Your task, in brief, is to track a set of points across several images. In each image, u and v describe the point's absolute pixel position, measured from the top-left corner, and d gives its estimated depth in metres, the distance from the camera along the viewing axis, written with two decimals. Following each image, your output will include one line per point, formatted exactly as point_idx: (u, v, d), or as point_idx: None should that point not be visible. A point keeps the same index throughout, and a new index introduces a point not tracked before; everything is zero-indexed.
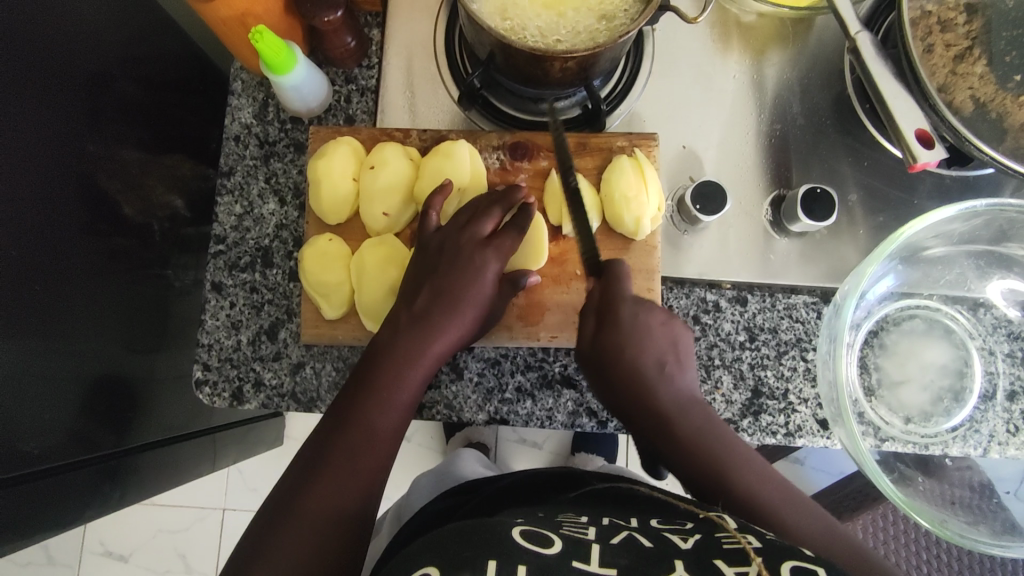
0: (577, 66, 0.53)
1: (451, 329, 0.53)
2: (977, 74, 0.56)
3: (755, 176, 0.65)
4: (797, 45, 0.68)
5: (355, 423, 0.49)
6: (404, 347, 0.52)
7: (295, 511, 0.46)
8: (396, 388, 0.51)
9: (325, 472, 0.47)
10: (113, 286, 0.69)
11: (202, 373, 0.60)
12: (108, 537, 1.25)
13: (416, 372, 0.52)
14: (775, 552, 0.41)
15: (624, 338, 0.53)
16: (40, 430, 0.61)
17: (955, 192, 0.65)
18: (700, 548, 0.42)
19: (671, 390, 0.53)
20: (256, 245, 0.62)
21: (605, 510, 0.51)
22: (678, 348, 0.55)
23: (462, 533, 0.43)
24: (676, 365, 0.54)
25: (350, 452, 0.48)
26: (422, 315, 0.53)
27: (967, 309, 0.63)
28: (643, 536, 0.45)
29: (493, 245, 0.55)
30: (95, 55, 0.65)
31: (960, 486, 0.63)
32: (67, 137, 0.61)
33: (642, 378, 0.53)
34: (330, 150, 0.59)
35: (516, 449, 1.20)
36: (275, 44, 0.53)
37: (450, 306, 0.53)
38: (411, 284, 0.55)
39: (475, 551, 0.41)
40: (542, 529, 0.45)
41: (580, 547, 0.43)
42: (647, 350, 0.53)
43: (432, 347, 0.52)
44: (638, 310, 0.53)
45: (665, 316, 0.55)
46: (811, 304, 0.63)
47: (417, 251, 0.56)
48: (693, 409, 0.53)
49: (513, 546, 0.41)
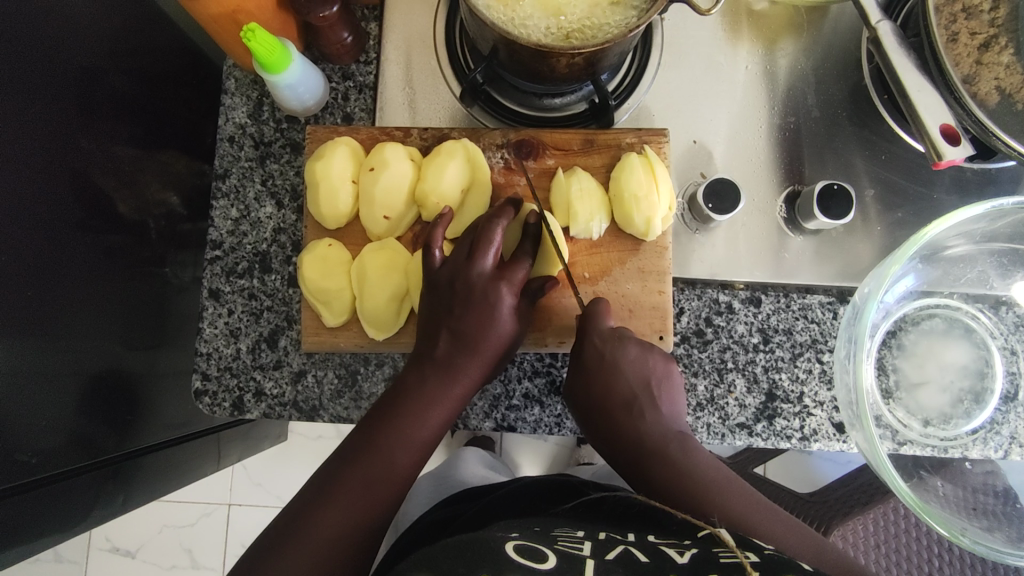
0: (585, 61, 0.51)
1: (473, 374, 0.51)
2: (1003, 64, 0.53)
3: (768, 172, 0.63)
4: (812, 33, 0.65)
5: (373, 460, 0.48)
6: (425, 393, 0.50)
7: (289, 547, 0.45)
8: (415, 429, 0.50)
9: (335, 506, 0.46)
10: (110, 289, 0.67)
11: (201, 384, 0.59)
12: (115, 533, 1.24)
13: (435, 416, 0.50)
14: (773, 567, 0.40)
15: (594, 378, 0.54)
16: (37, 439, 0.59)
17: (974, 186, 0.63)
18: (697, 563, 0.41)
19: (648, 425, 0.53)
20: (254, 250, 0.60)
21: (599, 522, 0.49)
22: (653, 383, 0.54)
23: (455, 549, 0.41)
24: (648, 400, 0.54)
25: (364, 484, 0.48)
26: (445, 361, 0.51)
27: (988, 308, 0.61)
28: (640, 551, 0.43)
29: (505, 277, 0.52)
30: (85, 48, 0.62)
31: (983, 492, 0.61)
32: (58, 134, 0.59)
33: (612, 417, 0.54)
34: (329, 151, 0.57)
35: (522, 442, 1.19)
36: (268, 42, 0.51)
37: (470, 351, 0.51)
38: (429, 325, 0.52)
39: (468, 567, 0.39)
40: (537, 545, 0.44)
41: (575, 562, 0.42)
42: (619, 385, 0.54)
43: (452, 391, 0.51)
44: (611, 347, 0.54)
45: (640, 348, 0.54)
46: (828, 304, 0.61)
47: (425, 287, 0.53)
48: (673, 444, 0.53)
49: (505, 560, 0.40)
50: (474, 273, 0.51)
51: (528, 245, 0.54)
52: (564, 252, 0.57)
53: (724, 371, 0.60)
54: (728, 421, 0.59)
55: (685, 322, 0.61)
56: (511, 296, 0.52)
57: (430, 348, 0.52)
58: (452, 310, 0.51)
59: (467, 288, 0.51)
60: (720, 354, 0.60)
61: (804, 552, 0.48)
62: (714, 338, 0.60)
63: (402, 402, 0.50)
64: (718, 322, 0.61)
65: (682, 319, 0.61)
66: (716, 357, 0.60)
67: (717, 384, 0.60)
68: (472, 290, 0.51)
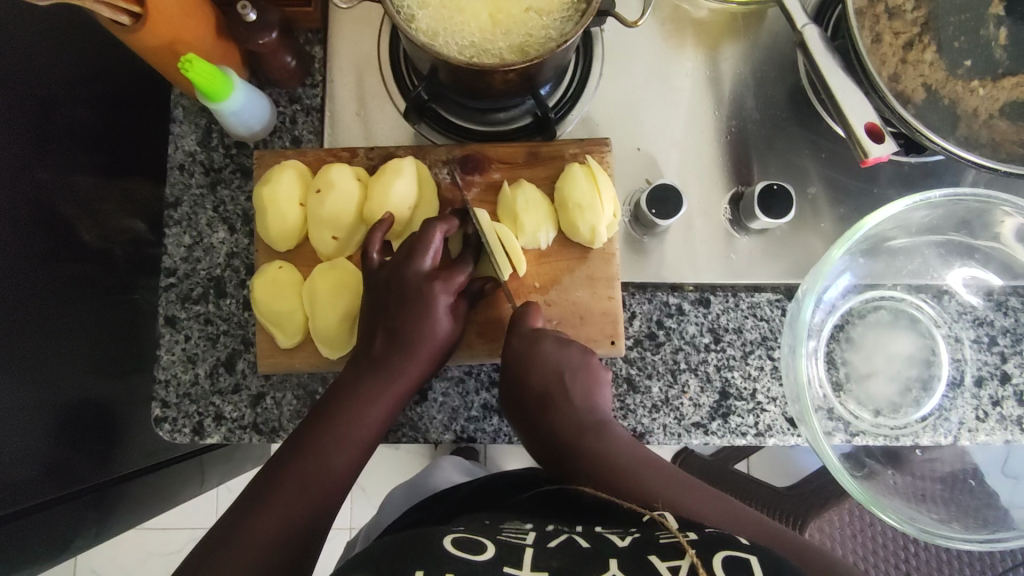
0: (519, 77, 0.52)
1: (410, 374, 0.53)
2: (927, 61, 0.55)
3: (715, 174, 0.64)
4: (750, 37, 0.67)
5: (309, 461, 0.50)
6: (362, 393, 0.52)
7: (233, 545, 0.46)
8: (354, 427, 0.51)
9: (272, 508, 0.48)
10: (77, 319, 0.68)
11: (160, 411, 0.59)
12: (102, 563, 1.23)
13: (376, 411, 0.52)
14: (710, 543, 0.41)
15: (513, 373, 0.55)
16: (8, 472, 0.58)
17: (916, 179, 0.64)
18: (636, 546, 0.42)
19: (563, 416, 0.55)
20: (208, 275, 0.61)
21: (550, 516, 0.51)
22: (567, 375, 0.55)
23: (395, 545, 0.43)
24: (563, 394, 0.55)
25: (301, 484, 0.49)
26: (379, 359, 0.53)
27: (931, 298, 0.62)
28: (582, 538, 0.45)
29: (441, 278, 0.53)
30: (39, 81, 0.63)
31: (931, 479, 0.62)
32: (16, 167, 0.60)
33: (530, 410, 0.56)
34: (275, 175, 0.57)
35: (505, 449, 1.19)
36: (207, 72, 0.51)
37: (406, 351, 0.52)
38: (368, 324, 0.54)
39: (405, 562, 0.41)
40: (478, 536, 0.45)
41: (514, 551, 0.43)
42: (533, 379, 0.55)
43: (392, 389, 0.52)
44: (528, 346, 0.54)
45: (556, 341, 0.55)
46: (776, 301, 0.62)
47: (365, 291, 0.54)
48: (592, 433, 0.54)
49: (444, 552, 0.42)
50: (410, 273, 0.53)
51: (469, 253, 0.56)
52: (519, 266, 0.57)
53: (678, 372, 0.61)
54: (684, 421, 0.60)
55: (638, 326, 0.62)
56: (448, 297, 0.53)
57: (367, 346, 0.53)
58: (389, 310, 0.53)
59: (404, 286, 0.52)
60: (673, 355, 0.61)
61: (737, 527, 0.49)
62: (666, 339, 0.61)
63: (344, 398, 0.52)
64: (668, 324, 0.62)
65: (634, 323, 0.62)
66: (669, 358, 0.61)
67: (671, 385, 0.61)
68: (404, 291, 0.52)
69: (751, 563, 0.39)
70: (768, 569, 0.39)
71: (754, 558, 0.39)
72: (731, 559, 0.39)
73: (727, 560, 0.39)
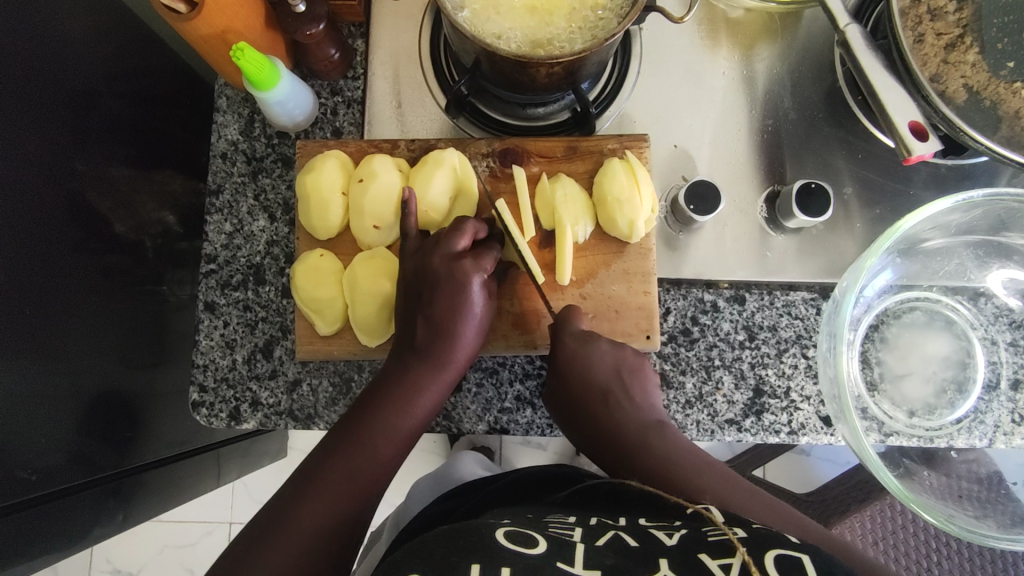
0: (564, 70, 0.52)
1: (455, 360, 0.53)
2: (969, 62, 0.55)
3: (750, 173, 0.64)
4: (787, 39, 0.67)
5: (359, 449, 0.50)
6: (407, 381, 0.53)
7: (284, 531, 0.46)
8: (397, 416, 0.52)
9: (319, 493, 0.48)
10: (110, 306, 0.68)
11: (198, 395, 0.60)
12: (116, 554, 1.24)
13: (423, 399, 0.52)
14: (760, 542, 0.41)
15: (566, 373, 0.55)
16: (38, 456, 0.59)
17: (951, 181, 0.64)
18: (685, 544, 0.42)
19: (624, 414, 0.55)
20: (248, 263, 0.62)
21: (593, 512, 0.50)
22: (631, 376, 0.56)
23: (448, 538, 0.42)
24: (623, 390, 0.55)
25: (346, 472, 0.49)
26: (423, 348, 0.53)
27: (967, 300, 0.62)
28: (630, 535, 0.44)
29: (470, 258, 0.54)
30: (82, 72, 0.64)
31: (968, 479, 0.62)
32: (58, 156, 0.60)
33: (589, 409, 0.55)
34: (318, 164, 0.58)
35: (520, 450, 1.20)
36: (257, 60, 0.52)
37: (446, 336, 0.53)
38: (406, 316, 0.54)
39: (460, 556, 0.41)
40: (527, 530, 0.45)
41: (565, 546, 0.43)
42: (591, 378, 0.55)
43: (439, 376, 0.53)
44: (581, 346, 0.56)
45: (611, 343, 0.56)
46: (811, 300, 0.62)
47: (404, 282, 0.55)
48: (652, 433, 0.54)
49: (496, 548, 0.42)
50: (437, 256, 0.53)
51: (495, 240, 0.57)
52: (566, 269, 0.58)
53: (712, 368, 0.61)
54: (717, 417, 0.60)
55: (672, 321, 0.62)
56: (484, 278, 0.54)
57: (408, 338, 0.54)
58: (427, 297, 0.53)
59: (443, 267, 0.53)
60: (707, 352, 0.61)
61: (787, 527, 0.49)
62: (700, 336, 0.62)
63: (385, 389, 0.53)
64: (704, 321, 0.62)
65: (668, 319, 0.62)
66: (703, 355, 0.61)
67: (704, 382, 0.61)
68: (438, 277, 0.53)
69: (803, 560, 0.38)
70: (822, 569, 0.38)
71: (806, 557, 0.39)
72: (782, 557, 0.39)
73: (779, 558, 0.39)
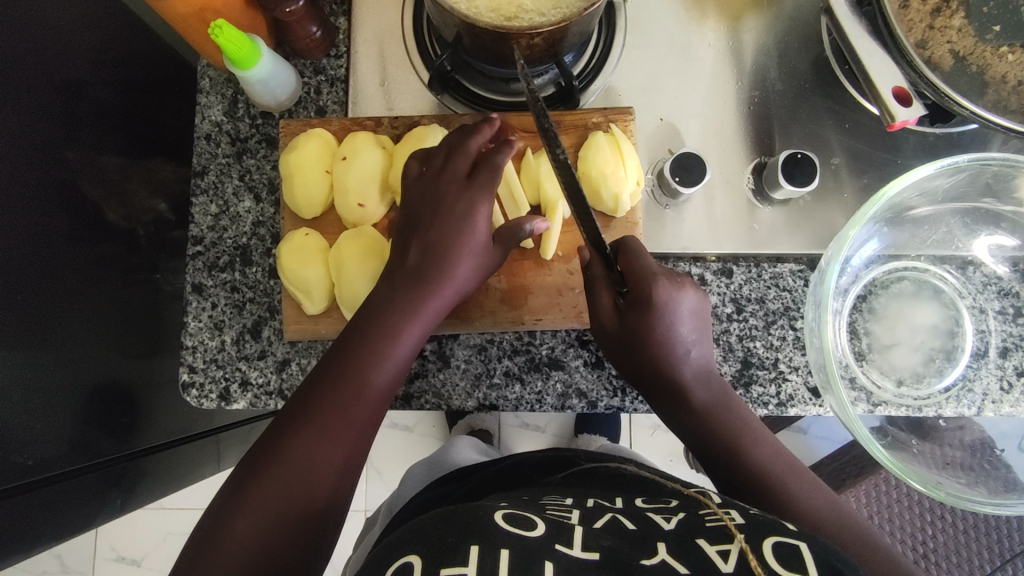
0: (545, 42, 0.52)
1: (442, 290, 0.53)
2: (955, 27, 0.54)
3: (737, 145, 0.64)
4: (773, 9, 0.67)
5: (350, 379, 0.50)
6: (399, 307, 0.52)
7: (275, 466, 0.46)
8: (389, 344, 0.51)
9: (312, 430, 0.48)
10: (104, 294, 0.68)
11: (188, 376, 0.60)
12: (121, 543, 1.25)
13: (414, 328, 0.52)
14: (758, 528, 0.40)
15: (649, 321, 0.53)
16: (36, 442, 0.59)
17: (940, 149, 0.64)
18: (683, 529, 0.42)
19: (690, 361, 0.54)
20: (234, 244, 0.62)
21: (589, 491, 0.52)
22: (701, 327, 0.55)
23: (445, 520, 0.43)
24: (695, 336, 0.54)
25: (340, 405, 0.49)
26: (416, 269, 0.53)
27: (956, 269, 0.62)
28: (627, 517, 0.45)
29: (475, 185, 0.54)
30: (69, 58, 0.63)
31: (955, 446, 0.62)
32: (47, 142, 0.60)
33: (669, 354, 0.53)
34: (301, 143, 0.58)
35: (519, 432, 1.20)
36: (236, 38, 0.52)
37: (444, 260, 0.53)
38: (403, 238, 0.54)
39: (459, 537, 0.41)
40: (525, 512, 0.46)
41: (563, 529, 0.44)
42: (672, 332, 0.53)
43: (428, 302, 0.53)
44: (675, 295, 0.53)
45: (695, 295, 0.55)
46: (798, 272, 0.62)
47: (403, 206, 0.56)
48: (712, 380, 0.54)
49: (496, 531, 0.42)
50: (448, 180, 0.54)
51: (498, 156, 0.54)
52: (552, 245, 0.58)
53: None
54: None
55: None
56: (488, 206, 0.54)
57: (402, 258, 0.54)
58: (426, 222, 0.54)
59: (441, 198, 0.54)
60: None
61: (819, 508, 0.49)
62: None
63: (379, 316, 0.52)
64: None
65: None
66: None
67: None
68: (439, 199, 0.54)
69: (801, 548, 0.38)
70: (820, 559, 0.38)
71: (804, 545, 0.39)
72: (781, 543, 0.39)
73: (776, 544, 0.39)
